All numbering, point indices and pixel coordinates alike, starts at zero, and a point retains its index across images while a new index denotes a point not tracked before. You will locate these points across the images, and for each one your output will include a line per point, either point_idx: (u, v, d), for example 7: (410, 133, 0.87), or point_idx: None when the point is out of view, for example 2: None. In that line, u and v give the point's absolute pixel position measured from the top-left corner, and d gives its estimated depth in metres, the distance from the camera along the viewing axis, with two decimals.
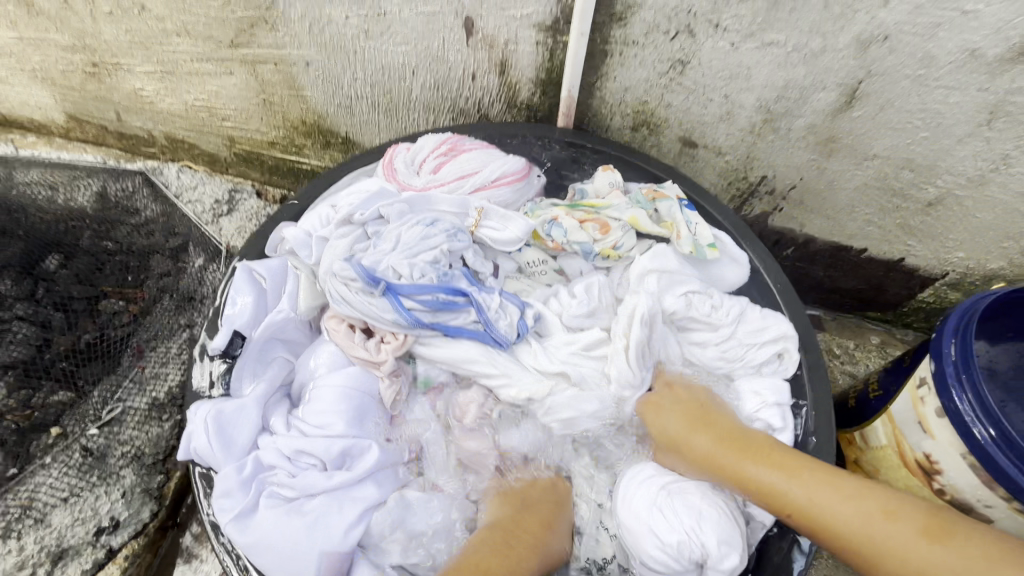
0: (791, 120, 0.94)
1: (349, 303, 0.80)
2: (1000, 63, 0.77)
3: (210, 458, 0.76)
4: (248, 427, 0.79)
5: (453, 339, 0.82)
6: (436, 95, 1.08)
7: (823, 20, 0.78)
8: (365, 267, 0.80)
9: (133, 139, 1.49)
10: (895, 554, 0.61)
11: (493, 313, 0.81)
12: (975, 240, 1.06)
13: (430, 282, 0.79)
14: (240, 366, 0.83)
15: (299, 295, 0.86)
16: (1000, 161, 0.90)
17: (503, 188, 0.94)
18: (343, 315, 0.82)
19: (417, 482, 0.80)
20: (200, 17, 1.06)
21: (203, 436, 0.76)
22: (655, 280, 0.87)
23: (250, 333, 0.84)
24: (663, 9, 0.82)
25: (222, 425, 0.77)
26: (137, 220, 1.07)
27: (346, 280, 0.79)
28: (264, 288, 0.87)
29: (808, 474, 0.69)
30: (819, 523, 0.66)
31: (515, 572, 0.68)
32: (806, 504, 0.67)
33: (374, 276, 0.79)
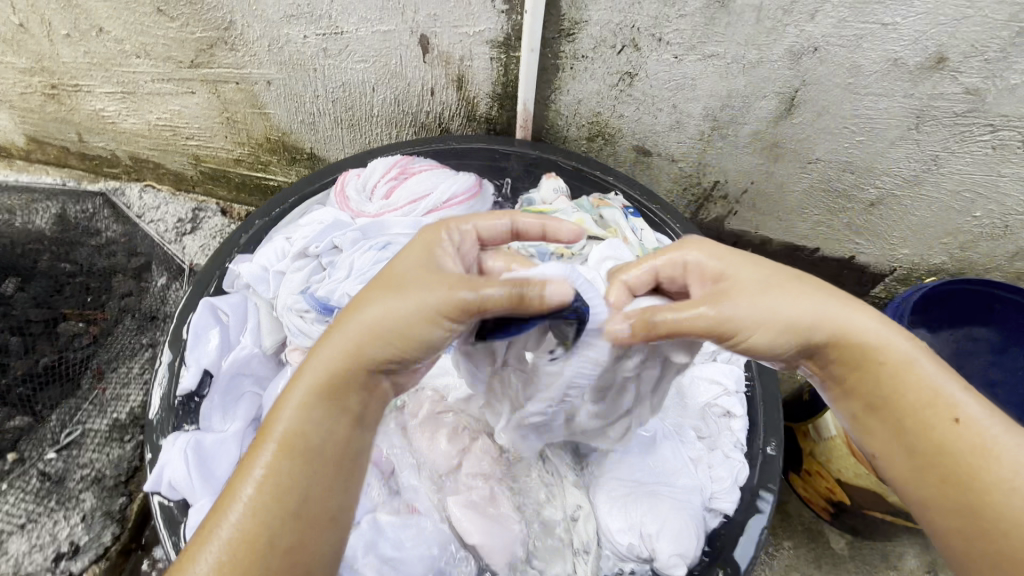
0: (738, 127, 0.98)
1: (307, 334, 0.80)
2: (921, 71, 0.82)
3: (184, 491, 0.72)
4: (228, 458, 0.74)
5: None
6: (397, 110, 1.10)
7: (757, 34, 0.82)
8: (320, 298, 0.81)
9: (96, 159, 1.48)
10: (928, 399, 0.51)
11: None
12: (917, 236, 1.12)
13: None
14: (207, 403, 0.79)
15: (263, 330, 0.84)
16: (931, 161, 0.96)
17: (456, 208, 0.96)
18: (303, 347, 0.81)
19: (392, 505, 0.73)
20: (158, 39, 1.07)
21: (180, 466, 0.72)
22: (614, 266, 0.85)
23: (216, 369, 0.82)
24: (608, 25, 0.86)
25: (202, 457, 0.73)
26: (98, 241, 1.07)
27: (301, 312, 0.81)
28: (226, 322, 0.84)
29: (869, 315, 0.53)
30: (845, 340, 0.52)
31: (347, 330, 0.55)
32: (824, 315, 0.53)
33: (326, 305, 0.80)
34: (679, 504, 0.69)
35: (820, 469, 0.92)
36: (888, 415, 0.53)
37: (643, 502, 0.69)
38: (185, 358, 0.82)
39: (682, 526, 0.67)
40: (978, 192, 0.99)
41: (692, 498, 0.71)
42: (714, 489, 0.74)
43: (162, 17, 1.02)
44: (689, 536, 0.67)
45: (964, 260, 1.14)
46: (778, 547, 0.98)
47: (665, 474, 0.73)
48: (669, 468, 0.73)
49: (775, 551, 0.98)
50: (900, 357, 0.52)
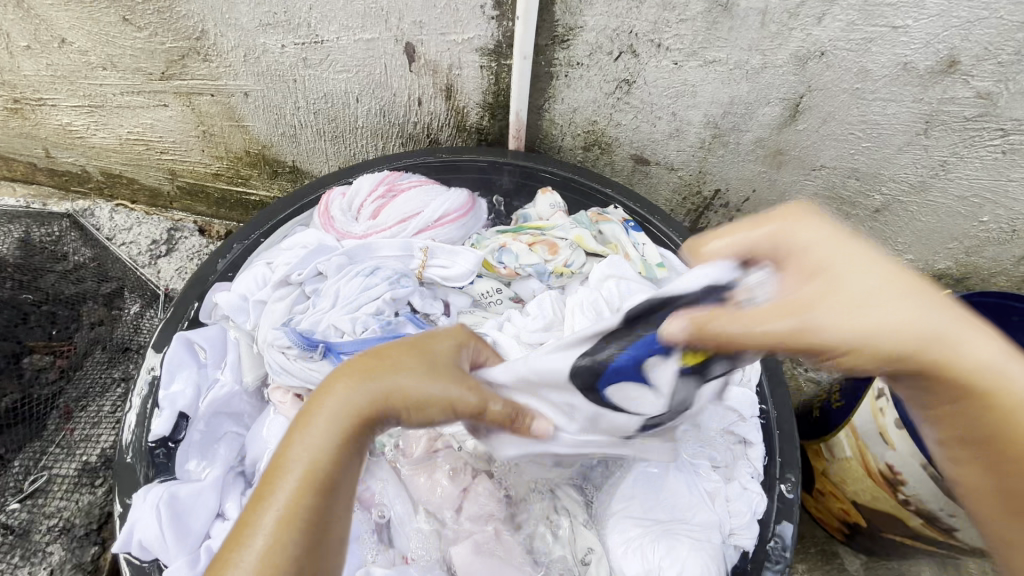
0: (740, 135, 0.94)
1: (289, 371, 0.75)
2: (932, 76, 0.79)
3: (157, 550, 0.67)
4: (205, 510, 0.70)
5: None
6: (383, 121, 1.05)
7: (762, 39, 0.78)
8: (303, 332, 0.76)
9: (66, 176, 1.40)
10: None
11: None
12: (922, 243, 1.09)
13: (374, 334, 0.75)
14: (184, 447, 0.75)
15: (244, 366, 0.80)
16: (939, 167, 0.93)
17: (449, 227, 0.91)
18: (287, 385, 0.76)
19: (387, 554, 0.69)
20: (126, 50, 1.00)
21: (153, 526, 0.66)
22: (616, 285, 0.82)
23: (193, 411, 0.77)
24: (604, 30, 0.81)
25: (177, 512, 0.68)
26: (65, 266, 1.03)
27: (282, 348, 0.75)
28: (203, 360, 0.80)
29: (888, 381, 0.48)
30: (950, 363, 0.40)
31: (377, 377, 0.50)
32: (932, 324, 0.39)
33: (311, 340, 0.74)
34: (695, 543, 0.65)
35: (833, 489, 0.89)
36: (1020, 457, 0.40)
37: (662, 542, 0.65)
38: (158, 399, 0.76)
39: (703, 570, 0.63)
40: (986, 197, 0.96)
41: (708, 537, 0.67)
42: (733, 525, 0.71)
43: (128, 26, 0.95)
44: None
45: (970, 264, 1.12)
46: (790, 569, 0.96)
47: (678, 511, 0.69)
48: (682, 507, 0.69)
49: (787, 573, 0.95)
50: (1019, 393, 0.40)
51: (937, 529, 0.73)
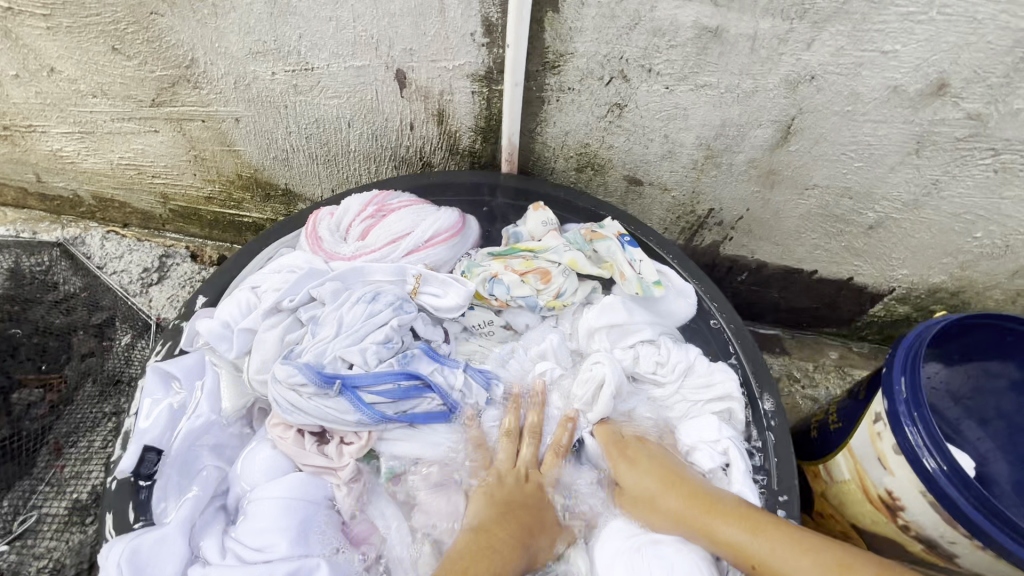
0: (732, 156, 0.94)
1: (301, 410, 0.73)
2: (923, 98, 0.79)
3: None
4: (174, 559, 0.68)
5: (421, 428, 0.77)
6: (375, 145, 1.04)
7: (752, 63, 0.78)
8: (312, 366, 0.75)
9: (57, 200, 1.39)
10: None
11: (457, 391, 0.79)
12: (916, 258, 1.09)
13: (389, 369, 0.76)
14: (158, 487, 0.74)
15: (222, 395, 0.80)
16: (932, 185, 0.93)
17: (438, 246, 0.91)
18: (296, 423, 0.74)
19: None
20: (116, 78, 1.00)
21: None
22: (604, 337, 0.87)
23: (166, 447, 0.76)
24: (595, 56, 0.81)
25: (141, 565, 0.67)
26: (56, 296, 1.02)
27: (295, 386, 0.73)
28: (178, 392, 0.80)
29: (784, 545, 0.66)
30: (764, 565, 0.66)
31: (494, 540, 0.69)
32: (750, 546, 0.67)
33: (325, 376, 0.73)
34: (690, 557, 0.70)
35: (833, 513, 0.89)
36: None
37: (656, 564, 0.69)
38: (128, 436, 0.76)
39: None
40: (980, 214, 0.96)
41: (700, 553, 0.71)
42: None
43: (118, 55, 0.95)
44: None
45: (965, 278, 1.12)
46: None
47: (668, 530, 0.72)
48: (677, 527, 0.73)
49: None
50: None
51: (938, 554, 0.75)
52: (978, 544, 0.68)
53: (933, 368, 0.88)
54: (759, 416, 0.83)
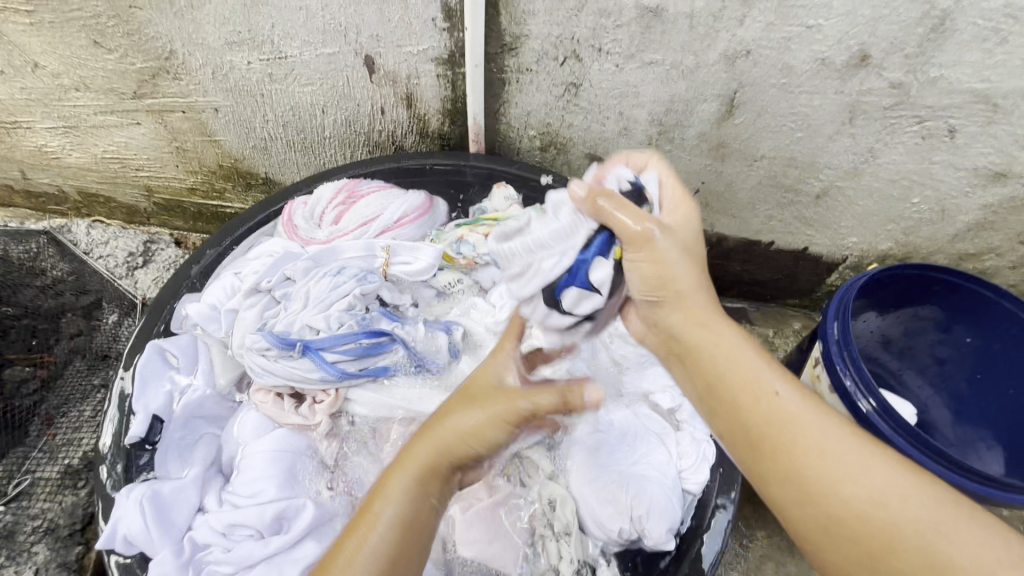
0: (683, 131, 1.01)
1: (272, 372, 0.77)
2: (848, 69, 0.86)
3: (143, 544, 0.68)
4: (187, 504, 0.72)
5: (387, 381, 0.80)
6: (349, 130, 1.10)
7: (692, 40, 0.85)
8: (279, 333, 0.79)
9: (43, 197, 1.43)
10: (833, 464, 0.50)
11: (420, 343, 0.82)
12: (863, 226, 1.16)
13: (350, 330, 0.80)
14: (161, 447, 0.77)
15: (216, 370, 0.82)
16: (868, 153, 1.00)
17: (407, 227, 0.96)
18: (269, 385, 0.79)
19: None
20: (98, 71, 1.05)
21: (137, 520, 0.68)
22: None
23: (168, 414, 0.79)
24: (548, 37, 0.87)
25: (159, 506, 0.70)
26: (44, 280, 1.07)
27: (262, 351, 0.78)
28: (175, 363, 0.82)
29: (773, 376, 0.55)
30: (780, 446, 0.52)
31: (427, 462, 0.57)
32: (785, 414, 0.52)
33: (289, 339, 0.77)
34: (659, 475, 0.75)
35: None
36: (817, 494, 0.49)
37: (631, 485, 0.73)
38: (133, 404, 0.78)
39: (665, 500, 0.72)
40: (914, 179, 1.03)
41: (666, 472, 0.75)
42: (682, 466, 0.78)
43: (99, 49, 1.00)
44: (673, 511, 0.72)
45: (909, 244, 1.19)
46: (753, 538, 1.01)
47: (634, 457, 0.77)
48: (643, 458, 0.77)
49: (750, 543, 1.01)
50: (837, 490, 0.49)
51: None
52: None
53: (870, 318, 0.98)
54: None
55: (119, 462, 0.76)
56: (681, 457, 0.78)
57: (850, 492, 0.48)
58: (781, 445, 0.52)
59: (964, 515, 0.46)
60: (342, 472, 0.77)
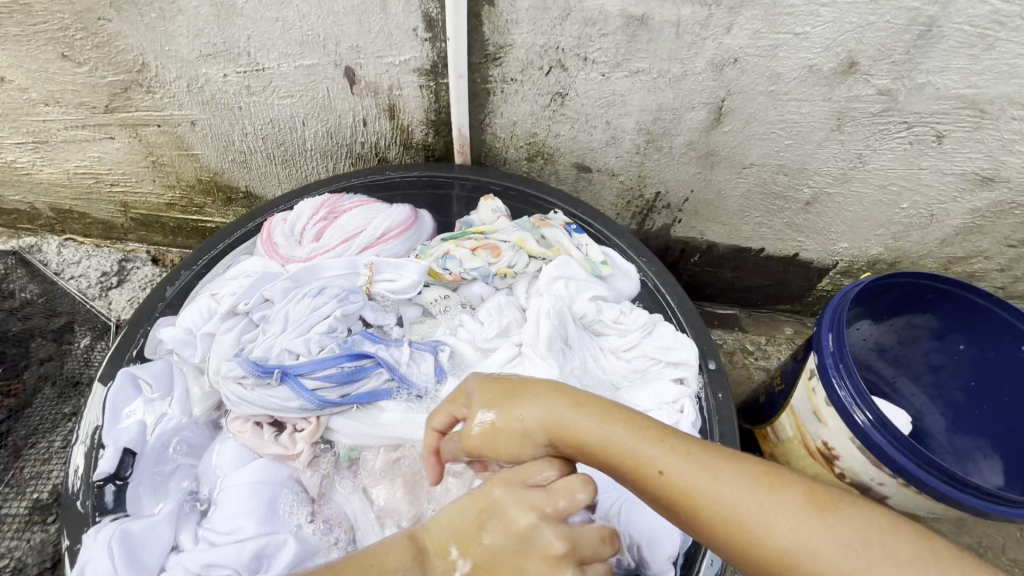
0: (672, 139, 0.99)
1: (250, 401, 0.74)
2: (836, 76, 0.85)
3: None
4: (160, 544, 0.68)
5: (371, 406, 0.77)
6: (331, 142, 1.07)
7: (679, 48, 0.84)
8: (256, 360, 0.75)
9: (14, 214, 1.38)
10: (748, 514, 0.48)
11: (405, 366, 0.79)
12: (853, 231, 1.16)
13: (330, 354, 0.77)
14: (134, 482, 0.73)
15: (193, 398, 0.79)
16: (857, 159, 0.99)
17: (391, 242, 0.93)
18: (247, 414, 0.76)
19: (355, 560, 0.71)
20: (67, 85, 1.01)
21: (105, 564, 0.64)
22: (564, 287, 0.88)
23: (140, 446, 0.75)
24: (533, 47, 0.85)
25: (130, 547, 0.66)
26: (11, 303, 1.08)
27: (238, 379, 0.74)
28: (148, 392, 0.78)
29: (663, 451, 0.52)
30: (693, 505, 0.50)
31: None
32: (680, 484, 0.50)
33: (266, 366, 0.74)
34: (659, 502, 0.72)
35: None
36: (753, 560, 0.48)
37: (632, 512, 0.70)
38: (103, 438, 0.74)
39: (663, 528, 0.70)
40: (903, 185, 1.02)
41: None
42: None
43: (68, 62, 0.96)
44: (676, 538, 0.70)
45: (899, 249, 1.18)
46: None
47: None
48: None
49: None
50: (762, 542, 0.47)
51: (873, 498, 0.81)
52: (903, 482, 0.74)
53: (864, 326, 0.98)
54: (706, 379, 0.85)
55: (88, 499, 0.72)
56: None
57: (766, 537, 0.47)
58: (695, 519, 0.50)
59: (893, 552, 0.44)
60: (326, 505, 0.74)
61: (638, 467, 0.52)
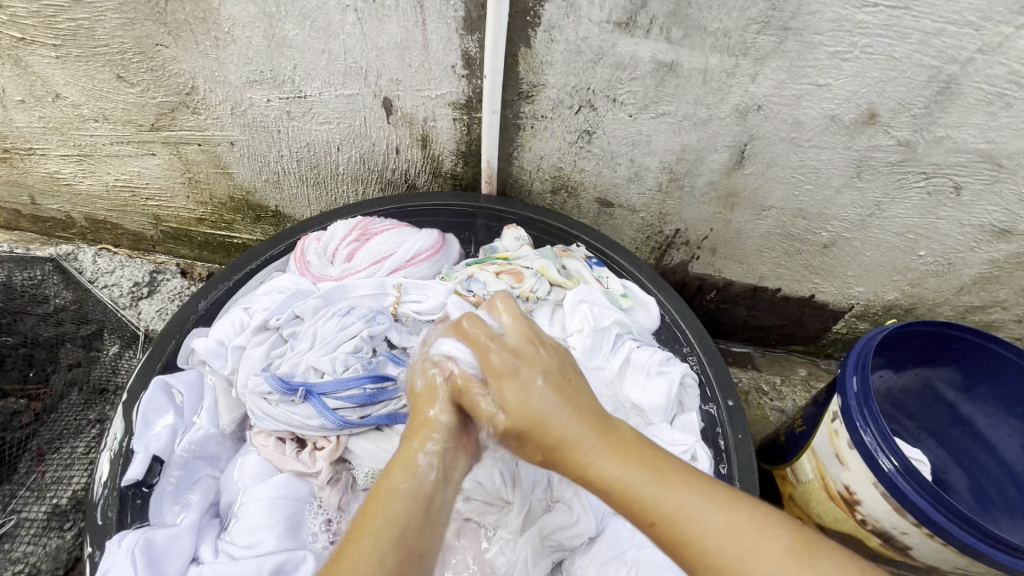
0: (694, 179, 1.02)
1: (273, 417, 0.76)
2: (857, 127, 0.88)
3: None
4: (180, 554, 0.69)
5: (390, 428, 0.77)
6: (363, 167, 1.11)
7: (705, 94, 0.87)
8: (282, 376, 0.77)
9: (49, 222, 1.42)
10: (716, 532, 0.49)
11: None
12: (869, 276, 1.17)
13: (354, 374, 0.77)
14: (157, 491, 0.75)
15: (221, 410, 0.81)
16: (875, 207, 1.01)
17: (420, 265, 0.95)
18: (270, 429, 0.77)
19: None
20: (118, 103, 1.06)
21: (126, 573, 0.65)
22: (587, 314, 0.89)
23: (168, 455, 0.77)
24: (564, 87, 0.90)
25: (152, 557, 0.67)
26: (44, 309, 1.15)
27: (264, 395, 0.76)
28: (181, 404, 0.80)
29: (679, 480, 0.53)
30: (666, 522, 0.51)
31: (390, 531, 0.53)
32: (640, 486, 0.53)
33: (291, 384, 0.75)
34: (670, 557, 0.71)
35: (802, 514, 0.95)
36: None
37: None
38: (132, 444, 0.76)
39: None
40: (920, 233, 1.04)
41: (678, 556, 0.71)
42: None
43: (121, 82, 1.02)
44: None
45: (915, 295, 1.19)
46: None
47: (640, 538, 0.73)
48: (649, 540, 0.73)
49: None
50: (658, 500, 0.52)
51: (894, 547, 0.79)
52: (927, 533, 0.73)
53: (887, 375, 0.96)
54: (725, 419, 0.85)
55: (111, 506, 0.73)
56: None
57: (701, 532, 0.50)
58: (676, 536, 0.51)
59: (749, 529, 0.49)
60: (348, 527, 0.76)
61: (624, 490, 0.54)
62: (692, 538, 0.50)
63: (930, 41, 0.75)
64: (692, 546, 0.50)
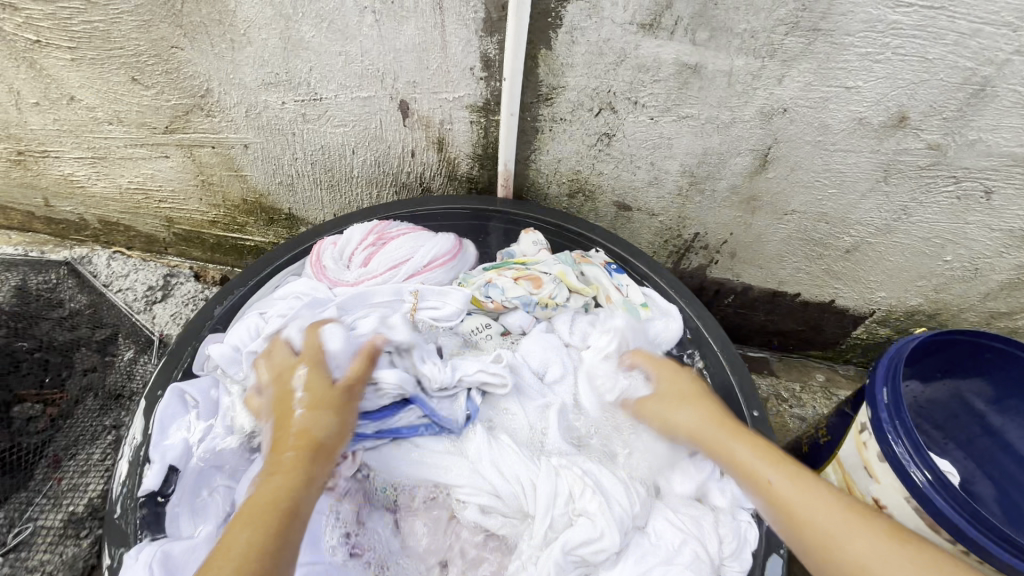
0: (714, 182, 1.00)
1: None
2: (886, 129, 0.86)
3: None
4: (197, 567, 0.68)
5: (406, 439, 0.79)
6: (377, 170, 1.10)
7: (729, 97, 0.85)
8: None
9: (63, 224, 1.42)
10: (836, 529, 0.60)
11: (437, 402, 0.80)
12: (892, 281, 1.15)
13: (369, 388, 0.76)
14: (174, 502, 0.74)
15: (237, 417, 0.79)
16: (901, 212, 0.99)
17: (436, 271, 0.94)
18: None
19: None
20: (132, 106, 1.06)
21: None
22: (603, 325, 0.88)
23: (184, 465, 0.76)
24: (585, 90, 0.88)
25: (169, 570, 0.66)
26: (60, 313, 1.15)
27: None
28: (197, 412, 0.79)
29: (805, 479, 0.65)
30: (794, 519, 0.62)
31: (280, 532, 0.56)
32: (772, 485, 0.65)
33: None
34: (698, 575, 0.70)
35: None
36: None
37: None
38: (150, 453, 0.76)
39: None
40: (947, 238, 1.02)
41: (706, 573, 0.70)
42: (722, 553, 0.74)
43: (136, 85, 1.01)
44: None
45: (939, 301, 1.17)
46: None
47: (666, 553, 0.72)
48: (676, 556, 0.72)
49: None
50: (784, 498, 0.64)
51: None
52: (965, 551, 0.70)
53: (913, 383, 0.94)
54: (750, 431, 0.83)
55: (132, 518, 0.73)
56: (716, 540, 0.74)
57: (831, 531, 0.60)
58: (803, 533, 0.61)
59: (866, 524, 0.60)
60: (364, 539, 0.75)
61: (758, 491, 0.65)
62: (820, 534, 0.60)
63: (966, 41, 0.73)
64: (821, 544, 0.60)
